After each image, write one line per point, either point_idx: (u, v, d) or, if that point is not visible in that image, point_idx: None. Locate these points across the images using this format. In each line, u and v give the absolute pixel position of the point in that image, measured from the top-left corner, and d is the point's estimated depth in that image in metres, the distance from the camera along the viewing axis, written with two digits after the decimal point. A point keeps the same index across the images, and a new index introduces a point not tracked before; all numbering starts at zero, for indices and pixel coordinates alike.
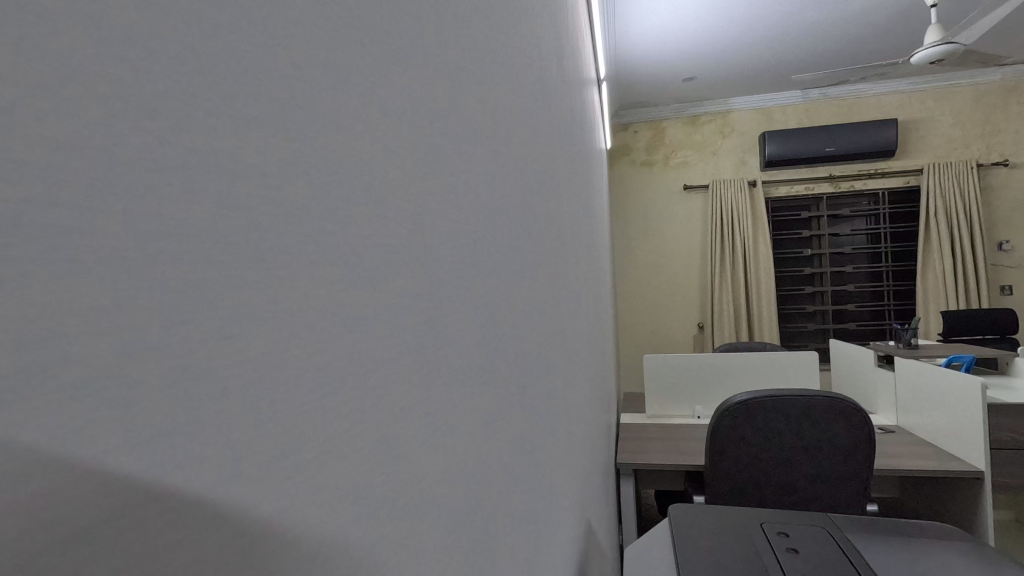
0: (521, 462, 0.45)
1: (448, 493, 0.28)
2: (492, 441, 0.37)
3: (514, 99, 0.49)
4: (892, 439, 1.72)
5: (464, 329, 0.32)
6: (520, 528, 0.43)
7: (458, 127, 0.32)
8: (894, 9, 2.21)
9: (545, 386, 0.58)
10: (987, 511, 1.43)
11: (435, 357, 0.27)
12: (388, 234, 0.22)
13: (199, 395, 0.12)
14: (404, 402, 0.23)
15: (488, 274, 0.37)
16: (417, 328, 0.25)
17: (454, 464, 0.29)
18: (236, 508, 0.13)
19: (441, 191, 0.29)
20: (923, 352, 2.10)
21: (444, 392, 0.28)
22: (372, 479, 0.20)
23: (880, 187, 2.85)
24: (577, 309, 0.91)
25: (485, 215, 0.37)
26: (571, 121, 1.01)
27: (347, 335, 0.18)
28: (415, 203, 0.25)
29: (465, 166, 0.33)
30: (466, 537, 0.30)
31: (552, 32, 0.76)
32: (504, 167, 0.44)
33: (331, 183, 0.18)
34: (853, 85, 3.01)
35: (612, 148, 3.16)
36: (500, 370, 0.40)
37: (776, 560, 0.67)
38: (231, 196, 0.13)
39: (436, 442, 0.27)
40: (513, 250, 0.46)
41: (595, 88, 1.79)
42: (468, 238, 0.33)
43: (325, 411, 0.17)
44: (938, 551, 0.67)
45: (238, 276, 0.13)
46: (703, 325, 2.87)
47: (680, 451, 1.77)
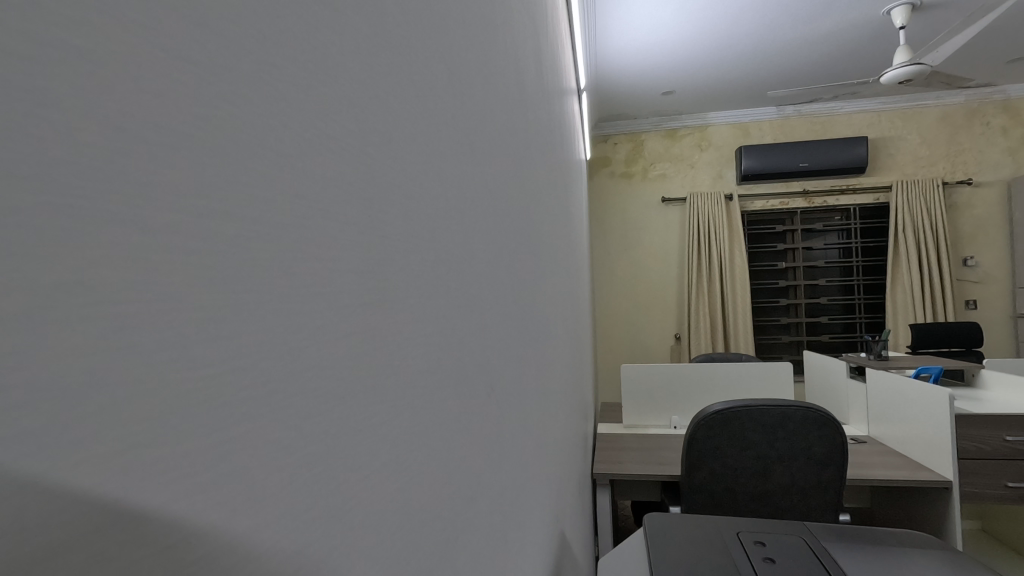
0: (491, 472, 0.42)
1: (417, 500, 0.26)
2: (458, 448, 0.34)
3: (490, 96, 0.47)
4: (863, 449, 1.74)
5: (430, 328, 0.29)
6: (490, 542, 0.40)
7: (424, 108, 0.29)
8: (865, 31, 2.28)
9: (518, 393, 0.55)
10: (955, 520, 1.45)
11: (395, 352, 0.24)
12: (337, 208, 0.19)
13: (108, 386, 0.09)
14: (372, 401, 0.21)
15: (455, 270, 0.34)
16: (382, 326, 0.22)
17: (417, 471, 0.26)
18: (192, 517, 0.11)
19: (404, 175, 0.25)
20: (893, 362, 2.14)
21: (404, 393, 0.25)
22: (317, 488, 0.17)
23: (852, 202, 2.92)
24: (555, 318, 0.90)
25: (453, 206, 0.34)
26: (551, 128, 1.00)
27: (286, 316, 0.15)
28: (372, 178, 0.22)
29: (432, 153, 0.30)
30: (437, 544, 0.29)
31: (532, 39, 0.76)
32: (477, 163, 0.41)
33: (265, 134, 0.14)
34: (825, 103, 3.08)
35: (592, 160, 3.19)
36: (468, 371, 0.37)
37: (753, 568, 0.67)
38: (189, 169, 0.11)
39: (396, 445, 0.24)
40: (486, 249, 0.44)
41: (575, 99, 1.80)
42: (434, 229, 0.30)
43: (256, 409, 0.14)
44: (914, 558, 0.67)
45: (198, 263, 0.12)
46: (680, 336, 2.90)
47: (656, 461, 1.77)
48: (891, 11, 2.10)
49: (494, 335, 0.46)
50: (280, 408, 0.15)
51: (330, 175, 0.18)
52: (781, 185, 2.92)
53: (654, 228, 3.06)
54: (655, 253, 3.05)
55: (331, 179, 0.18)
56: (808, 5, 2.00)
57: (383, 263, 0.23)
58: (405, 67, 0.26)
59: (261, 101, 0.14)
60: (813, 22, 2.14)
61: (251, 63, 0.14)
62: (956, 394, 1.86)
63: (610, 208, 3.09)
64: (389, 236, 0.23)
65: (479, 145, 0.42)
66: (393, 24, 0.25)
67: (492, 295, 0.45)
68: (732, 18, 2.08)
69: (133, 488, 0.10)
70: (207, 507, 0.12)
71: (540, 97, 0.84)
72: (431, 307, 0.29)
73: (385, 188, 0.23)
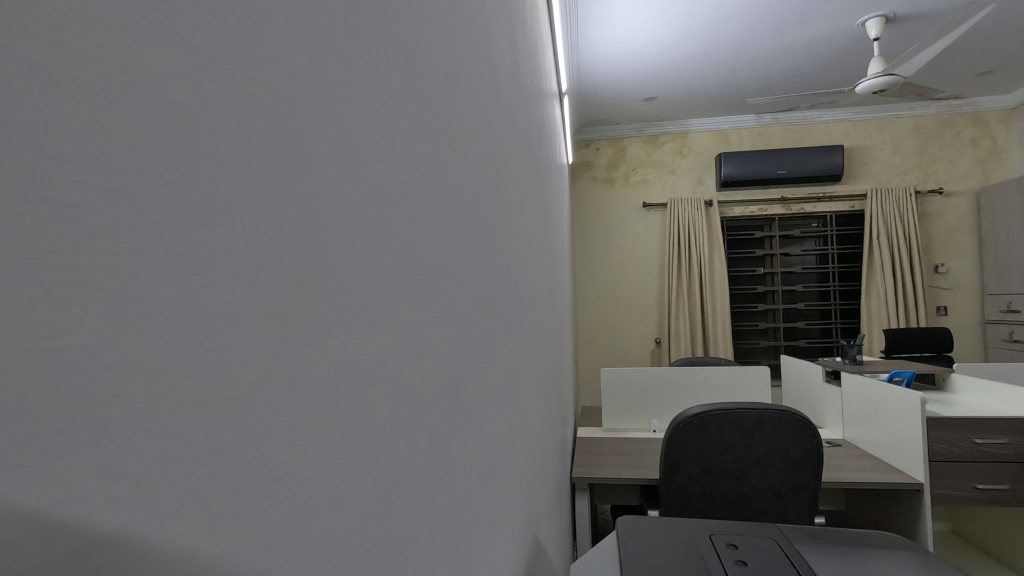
0: (457, 479, 0.40)
1: (382, 502, 0.25)
2: (420, 452, 0.31)
3: (461, 85, 0.44)
4: (839, 452, 1.76)
5: (386, 323, 0.26)
6: (454, 551, 0.38)
7: (377, 81, 0.26)
8: (841, 42, 2.33)
9: (488, 394, 0.53)
10: (927, 521, 1.48)
11: (340, 346, 0.21)
12: (258, 174, 0.16)
13: (24, 385, 0.08)
14: (334, 398, 0.20)
15: (418, 261, 0.32)
16: (346, 325, 0.22)
17: (367, 480, 0.24)
18: (122, 527, 0.10)
19: (350, 153, 0.23)
20: (867, 366, 2.18)
21: (353, 392, 0.22)
22: (230, 495, 0.14)
23: (828, 209, 2.97)
24: (532, 323, 0.89)
25: (416, 193, 0.32)
26: (529, 130, 0.99)
27: (193, 289, 0.13)
28: (307, 148, 0.19)
29: (393, 137, 0.28)
30: (403, 546, 0.28)
31: (508, 39, 0.75)
32: (447, 153, 0.39)
33: (160, 71, 0.12)
34: (803, 112, 3.13)
35: (575, 164, 3.21)
36: (433, 370, 0.34)
37: (723, 569, 0.67)
38: (123, 150, 0.11)
39: (341, 452, 0.21)
40: (455, 245, 0.41)
41: (556, 102, 1.80)
42: (390, 215, 0.27)
43: (154, 400, 0.12)
44: (883, 560, 0.67)
45: (130, 251, 0.11)
46: (661, 340, 2.93)
47: (634, 465, 1.77)
48: (866, 23, 2.15)
49: (464, 334, 0.43)
50: (182, 408, 0.13)
51: (247, 137, 0.16)
52: (760, 191, 2.96)
53: (635, 232, 3.08)
54: (636, 258, 3.07)
55: (246, 137, 0.15)
56: (785, 16, 2.04)
57: (324, 246, 0.20)
58: (349, 31, 0.23)
59: (163, 41, 0.12)
60: (789, 31, 2.17)
61: (194, 43, 0.13)
62: (928, 398, 1.89)
63: (592, 213, 3.11)
64: (329, 216, 0.21)
65: (449, 134, 0.40)
66: (359, 16, 0.24)
67: (463, 294, 0.43)
68: (712, 26, 2.10)
69: (59, 490, 0.09)
70: (82, 513, 0.09)
71: (518, 103, 0.83)
72: (388, 302, 0.26)
73: (326, 162, 0.20)
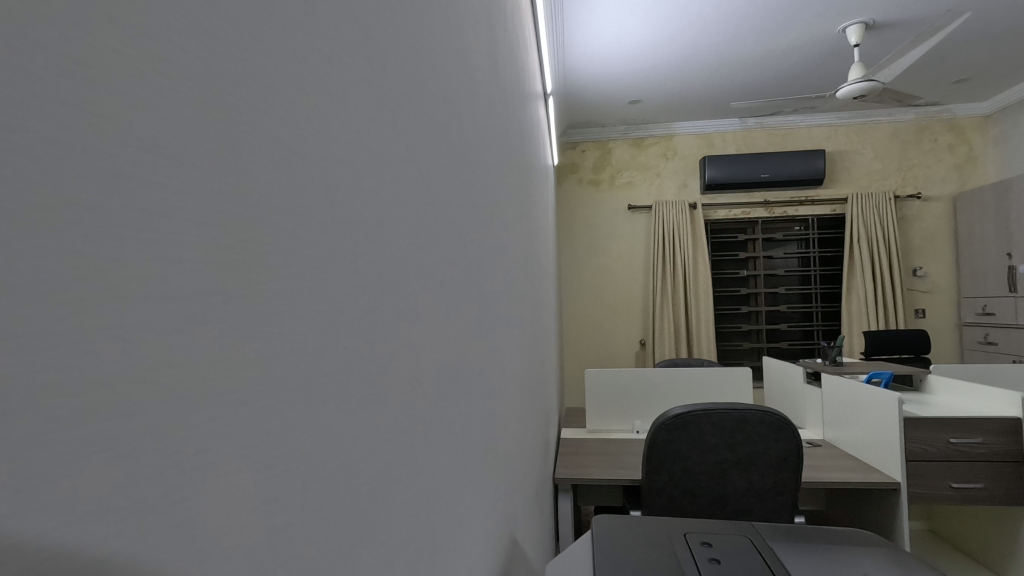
0: (423, 480, 0.39)
1: (335, 502, 0.24)
2: (378, 451, 0.30)
3: (432, 78, 0.43)
4: (819, 452, 1.78)
5: (336, 316, 0.25)
6: (419, 554, 0.37)
7: (327, 63, 0.25)
8: (823, 47, 2.36)
9: (462, 394, 0.52)
10: (903, 520, 1.49)
11: (275, 334, 0.20)
12: (176, 149, 0.15)
13: None
14: (275, 393, 0.20)
15: (377, 253, 0.31)
16: (293, 317, 0.21)
17: (311, 477, 0.22)
18: (15, 531, 0.10)
19: (293, 136, 0.22)
20: (847, 368, 2.20)
21: (292, 384, 0.21)
22: (131, 486, 0.13)
23: (810, 213, 3.00)
24: (511, 325, 0.89)
25: (376, 182, 0.31)
26: (510, 130, 0.98)
27: (88, 258, 0.12)
28: (236, 126, 0.18)
29: (350, 127, 0.27)
30: (358, 545, 0.27)
31: (488, 39, 0.75)
32: (415, 146, 0.38)
33: (78, 44, 0.12)
34: (786, 116, 3.17)
35: (560, 166, 3.22)
36: (395, 367, 0.33)
37: (697, 568, 0.66)
38: (22, 122, 0.10)
39: (275, 446, 0.20)
40: (426, 242, 0.40)
41: (540, 103, 1.80)
42: (343, 202, 0.26)
43: (60, 395, 0.11)
44: (859, 558, 0.67)
45: (29, 231, 0.10)
46: (645, 342, 2.94)
47: (617, 466, 1.77)
48: (847, 29, 2.17)
49: (434, 332, 0.42)
50: (96, 394, 0.12)
51: (156, 101, 0.14)
52: (744, 195, 3.00)
53: (621, 234, 3.09)
54: (621, 259, 3.08)
55: (158, 101, 0.14)
56: (768, 20, 2.06)
57: (256, 227, 0.19)
58: (292, 8, 0.22)
59: (71, 16, 0.11)
60: (772, 35, 2.19)
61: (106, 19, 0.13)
62: (906, 399, 1.91)
63: (578, 214, 3.12)
64: (265, 196, 0.20)
65: (418, 126, 0.39)
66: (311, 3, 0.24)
67: (434, 290, 0.42)
68: (695, 29, 2.11)
69: None
70: None
71: (498, 104, 0.83)
72: (337, 292, 0.25)
73: (261, 140, 0.19)
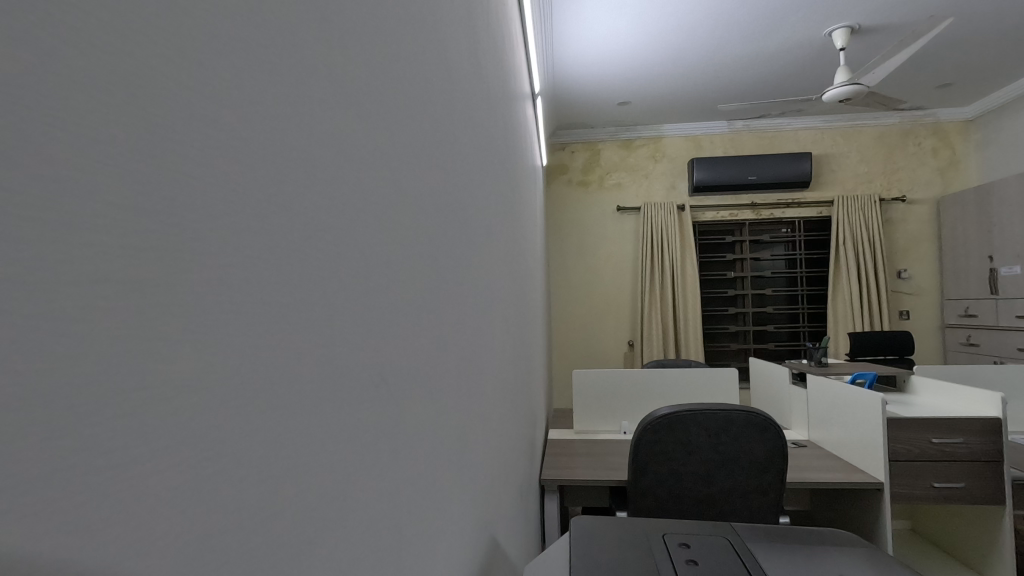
0: (382, 477, 0.38)
1: (274, 500, 0.24)
2: (323, 446, 0.29)
3: (394, 70, 0.43)
4: (803, 453, 1.79)
5: (274, 304, 0.24)
6: (378, 555, 0.37)
7: (271, 55, 0.25)
8: (810, 50, 2.38)
9: (434, 392, 0.51)
10: (885, 520, 1.51)
11: (205, 322, 0.19)
12: (103, 138, 0.15)
13: None
14: (208, 388, 0.19)
15: (324, 243, 0.30)
16: (229, 311, 0.21)
17: (239, 470, 0.21)
18: None
19: (224, 116, 0.21)
20: (831, 368, 2.22)
21: (221, 372, 0.20)
22: (24, 476, 0.12)
23: (797, 215, 3.03)
24: (494, 325, 0.88)
25: (323, 171, 0.30)
26: (495, 130, 0.98)
27: None
28: (153, 98, 0.17)
29: (299, 121, 0.27)
30: (300, 544, 0.27)
31: (469, 36, 0.74)
32: (371, 136, 0.37)
33: None
34: (773, 119, 3.19)
35: (550, 167, 3.22)
36: (344, 360, 0.32)
37: (674, 570, 0.66)
38: None
39: (197, 437, 0.19)
40: (382, 235, 0.39)
41: (529, 104, 1.80)
42: (282, 188, 0.25)
43: None
44: (837, 559, 0.67)
45: None
46: (633, 343, 2.95)
47: (603, 466, 1.77)
48: (833, 33, 2.19)
49: (395, 326, 0.42)
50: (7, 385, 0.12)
51: (84, 88, 0.14)
52: (731, 197, 3.01)
53: (610, 236, 3.10)
54: (610, 261, 3.09)
55: (80, 87, 0.14)
56: (756, 23, 2.07)
57: (178, 204, 0.18)
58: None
59: None
60: (759, 38, 2.21)
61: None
62: (888, 399, 1.93)
63: (567, 216, 3.12)
64: (189, 175, 0.19)
65: (375, 116, 0.38)
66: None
67: (394, 284, 0.41)
68: (684, 32, 2.11)
69: None
70: None
71: (481, 105, 0.82)
72: (274, 280, 0.24)
73: (186, 117, 0.18)
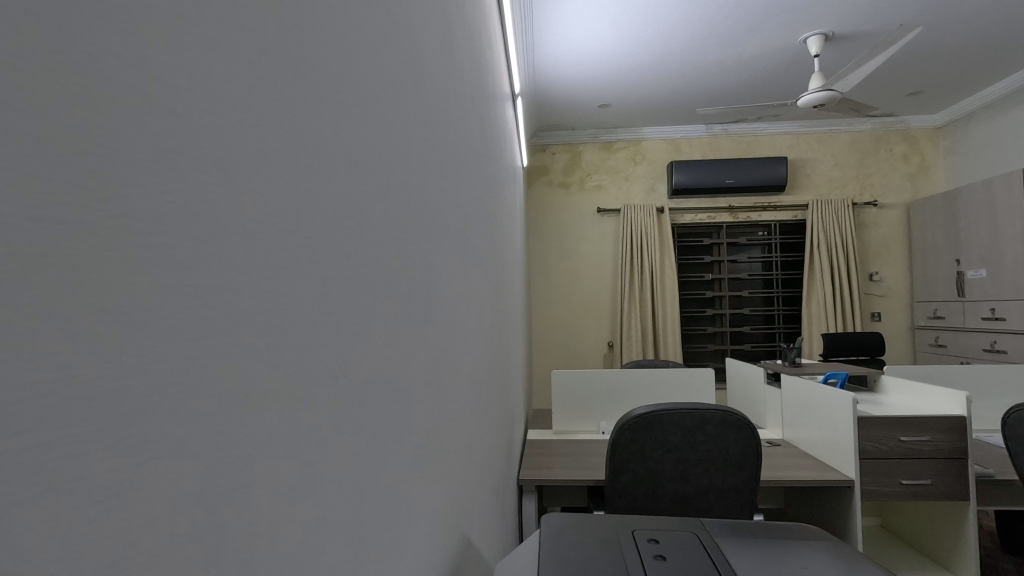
0: (347, 480, 0.36)
1: (237, 499, 0.23)
2: (281, 447, 0.27)
3: (359, 54, 0.41)
4: (778, 452, 1.81)
5: (225, 295, 0.22)
6: (348, 556, 0.36)
7: (236, 41, 0.24)
8: (786, 56, 2.42)
9: (406, 391, 0.50)
10: (856, 516, 1.53)
11: (162, 313, 0.18)
12: (46, 110, 0.14)
13: None
14: (165, 381, 0.19)
15: (284, 229, 0.28)
16: (189, 299, 0.20)
17: (189, 472, 0.20)
18: None
19: (159, 86, 0.19)
20: (805, 369, 2.26)
21: (160, 369, 0.18)
22: None
23: (772, 219, 3.08)
24: (469, 325, 0.87)
25: (282, 151, 0.28)
26: (472, 129, 0.97)
27: None
28: (94, 71, 0.16)
29: (266, 111, 0.26)
30: (266, 545, 0.26)
31: (445, 35, 0.73)
32: (336, 121, 0.35)
33: None
34: (750, 124, 3.24)
35: (531, 168, 3.22)
36: (315, 359, 0.32)
37: (642, 567, 0.66)
38: None
39: (132, 440, 0.17)
40: (354, 231, 0.39)
41: (508, 104, 1.79)
42: (233, 168, 0.23)
43: None
44: (804, 553, 0.68)
45: None
46: (613, 343, 2.97)
47: (582, 466, 1.77)
48: (808, 40, 2.23)
49: (362, 321, 0.40)
50: None
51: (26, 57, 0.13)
52: (709, 200, 3.06)
53: (591, 237, 3.12)
54: (590, 261, 3.11)
55: (27, 63, 0.13)
56: (733, 28, 2.10)
57: (106, 183, 0.16)
58: None
59: None
60: (736, 43, 2.23)
61: None
62: (860, 398, 1.96)
63: (548, 217, 3.13)
64: (122, 146, 0.17)
65: (339, 101, 0.36)
66: None
67: (361, 278, 0.39)
68: (662, 36, 2.13)
69: None
70: None
71: (456, 103, 0.81)
72: (227, 270, 0.23)
73: (117, 86, 0.16)
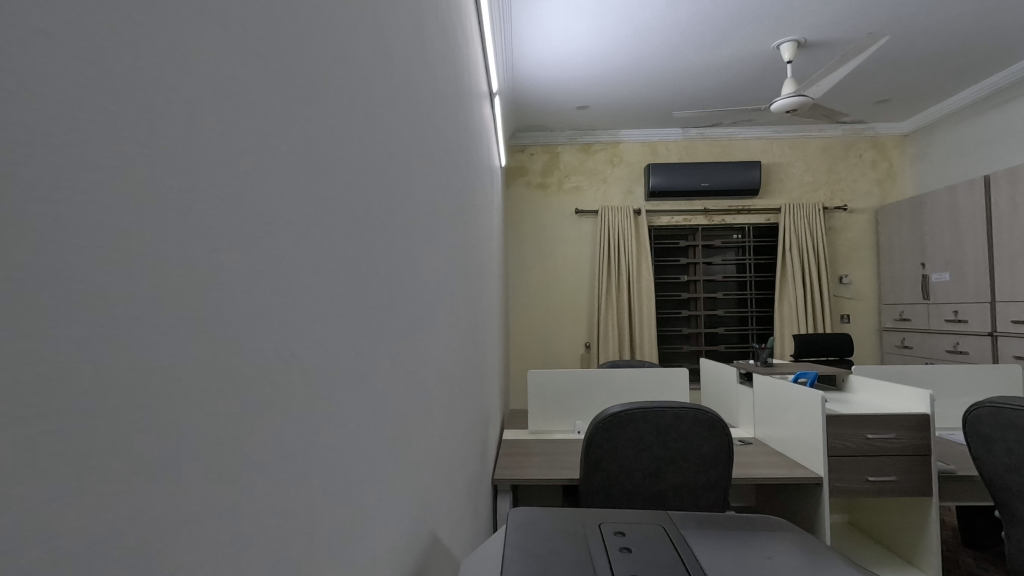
0: (320, 478, 0.36)
1: (209, 496, 0.23)
2: (256, 445, 0.27)
3: (335, 55, 0.41)
4: (750, 450, 1.84)
5: (189, 289, 0.22)
6: (319, 552, 0.35)
7: (204, 38, 0.24)
8: (760, 62, 2.46)
9: (379, 390, 0.50)
10: (824, 512, 1.56)
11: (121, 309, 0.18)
12: None
13: None
14: (125, 381, 0.18)
15: (246, 217, 0.27)
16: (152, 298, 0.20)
17: (153, 471, 0.20)
18: None
19: (123, 85, 0.19)
20: (776, 368, 2.30)
21: (101, 356, 0.17)
22: None
23: (746, 222, 3.12)
24: (442, 323, 0.86)
25: (243, 139, 0.27)
26: (446, 122, 0.95)
27: None
28: (48, 66, 0.15)
29: (237, 111, 0.26)
30: (239, 543, 0.25)
31: (418, 28, 0.72)
32: (303, 109, 0.34)
33: None
34: (725, 128, 3.28)
35: (509, 169, 3.21)
36: (290, 357, 0.32)
37: (607, 561, 0.66)
38: None
39: (81, 432, 0.16)
40: (329, 227, 0.38)
41: (485, 103, 1.77)
42: (198, 158, 0.23)
43: None
44: (769, 547, 0.68)
45: None
46: (590, 344, 2.99)
47: (557, 466, 1.77)
48: (781, 46, 2.26)
49: (336, 320, 0.39)
50: None
51: None
52: (685, 202, 3.09)
53: (568, 237, 3.12)
54: (568, 262, 3.11)
55: None
56: (709, 33, 2.11)
57: (50, 165, 0.15)
58: None
59: None
60: (712, 47, 2.25)
61: None
62: (830, 397, 2.00)
63: (525, 216, 3.13)
64: (54, 118, 0.15)
65: (311, 95, 0.36)
66: None
67: (332, 272, 0.38)
68: (638, 37, 2.13)
69: None
70: None
71: (429, 99, 0.80)
72: (180, 256, 0.22)
73: (63, 70, 0.16)
